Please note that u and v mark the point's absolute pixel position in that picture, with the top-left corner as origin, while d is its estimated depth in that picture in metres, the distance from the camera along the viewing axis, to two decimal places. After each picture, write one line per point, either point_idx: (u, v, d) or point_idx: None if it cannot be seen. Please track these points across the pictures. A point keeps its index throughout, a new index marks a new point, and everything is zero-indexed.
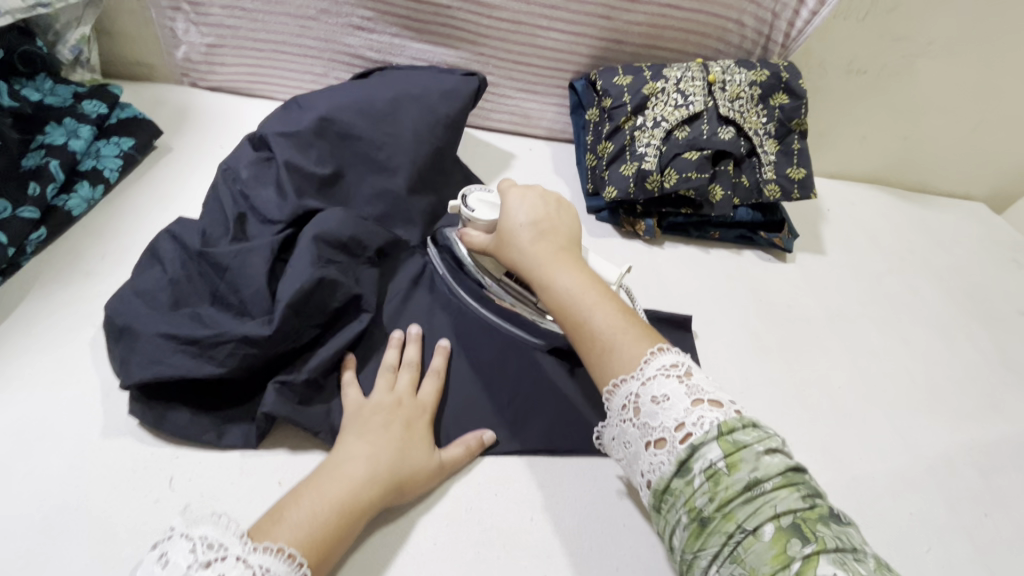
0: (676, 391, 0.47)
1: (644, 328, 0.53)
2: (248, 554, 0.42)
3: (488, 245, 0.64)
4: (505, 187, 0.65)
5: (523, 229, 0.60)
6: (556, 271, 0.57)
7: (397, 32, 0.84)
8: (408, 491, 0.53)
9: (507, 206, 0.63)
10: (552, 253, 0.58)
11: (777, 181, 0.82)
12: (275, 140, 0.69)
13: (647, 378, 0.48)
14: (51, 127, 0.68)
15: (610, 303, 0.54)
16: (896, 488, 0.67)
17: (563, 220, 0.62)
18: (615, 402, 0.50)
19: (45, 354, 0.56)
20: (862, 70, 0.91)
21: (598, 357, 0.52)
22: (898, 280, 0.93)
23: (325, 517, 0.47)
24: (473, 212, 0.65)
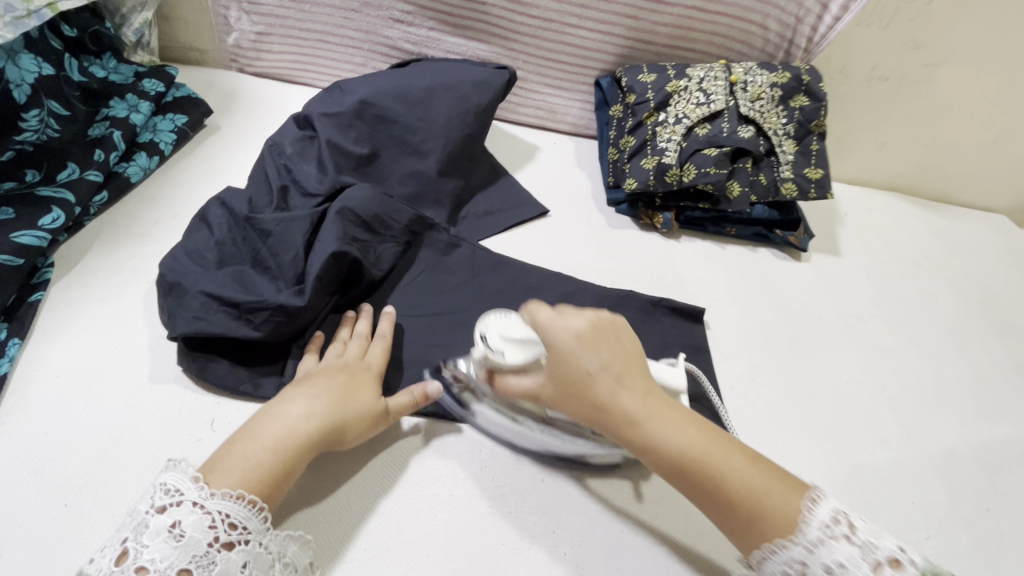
0: (850, 557, 0.44)
1: (775, 471, 0.50)
2: (205, 500, 0.45)
3: (541, 389, 0.56)
4: (543, 319, 0.54)
5: (600, 376, 0.52)
6: (656, 424, 0.51)
7: (433, 25, 0.89)
8: (350, 435, 0.54)
9: (562, 347, 0.53)
10: (644, 404, 0.52)
11: (795, 180, 0.85)
12: (319, 120, 0.74)
13: (813, 545, 0.45)
14: (116, 101, 0.75)
15: (730, 450, 0.51)
16: (899, 479, 0.69)
17: (626, 347, 0.55)
18: (770, 568, 0.47)
19: (103, 304, 0.61)
20: (884, 77, 0.93)
21: (746, 520, 0.48)
22: (913, 284, 0.94)
23: (266, 458, 0.49)
24: (504, 357, 0.56)
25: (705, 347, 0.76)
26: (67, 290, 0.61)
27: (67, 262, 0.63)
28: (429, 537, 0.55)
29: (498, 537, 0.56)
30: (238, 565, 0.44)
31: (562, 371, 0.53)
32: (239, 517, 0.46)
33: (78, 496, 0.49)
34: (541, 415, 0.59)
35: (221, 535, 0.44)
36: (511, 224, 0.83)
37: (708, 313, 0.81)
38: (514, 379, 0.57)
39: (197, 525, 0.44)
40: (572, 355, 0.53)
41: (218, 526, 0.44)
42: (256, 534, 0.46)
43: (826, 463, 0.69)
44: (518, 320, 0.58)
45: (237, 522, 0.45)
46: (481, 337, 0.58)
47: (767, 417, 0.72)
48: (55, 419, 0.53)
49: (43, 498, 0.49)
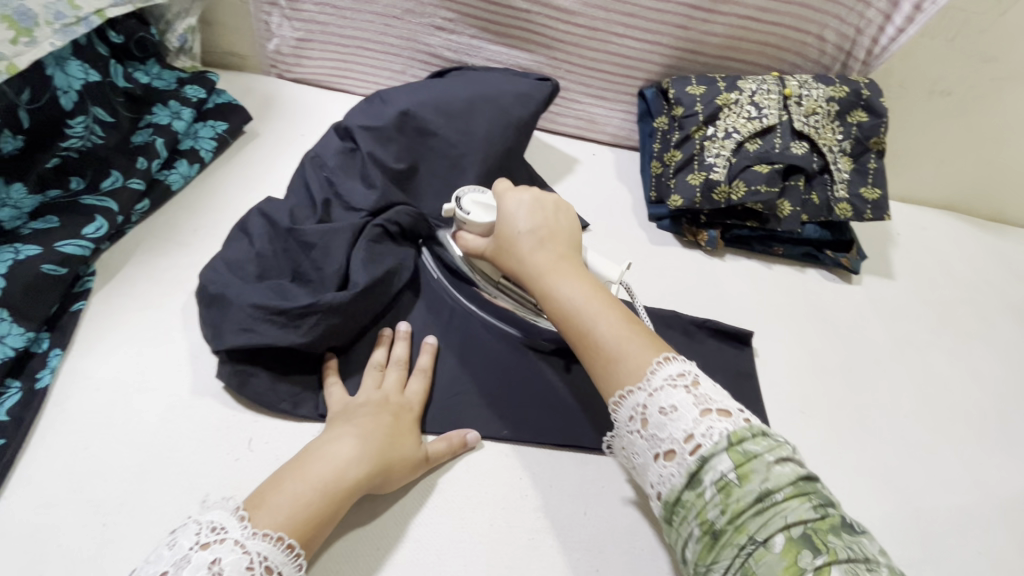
0: (684, 401, 0.47)
1: (651, 340, 0.51)
2: (246, 539, 0.43)
3: (487, 248, 0.62)
4: (501, 188, 0.62)
5: (520, 234, 0.58)
6: (557, 277, 0.55)
7: (475, 33, 0.87)
8: (392, 480, 0.53)
9: (504, 209, 0.60)
10: (553, 260, 0.56)
11: (850, 200, 0.81)
12: (359, 133, 0.72)
13: (654, 390, 0.48)
14: (158, 108, 0.74)
15: (612, 310, 0.53)
16: (961, 523, 0.65)
17: (563, 223, 0.60)
18: (621, 413, 0.50)
19: (144, 315, 0.60)
20: (947, 91, 0.88)
21: (603, 366, 0.51)
22: (970, 310, 0.89)
23: (310, 497, 0.47)
24: (469, 217, 0.62)
25: (751, 373, 0.73)
26: (108, 300, 0.60)
27: (108, 271, 0.63)
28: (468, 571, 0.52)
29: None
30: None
31: (499, 228, 0.60)
32: (275, 561, 0.44)
33: (116, 515, 0.48)
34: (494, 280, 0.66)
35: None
36: None
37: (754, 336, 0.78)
38: (472, 240, 0.64)
39: (235, 565, 0.42)
40: (507, 216, 0.60)
41: (254, 569, 0.42)
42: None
43: (881, 503, 0.65)
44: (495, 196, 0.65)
45: (274, 566, 0.43)
46: (456, 198, 0.64)
47: (817, 450, 0.68)
48: (96, 434, 0.52)
49: (82, 516, 0.48)
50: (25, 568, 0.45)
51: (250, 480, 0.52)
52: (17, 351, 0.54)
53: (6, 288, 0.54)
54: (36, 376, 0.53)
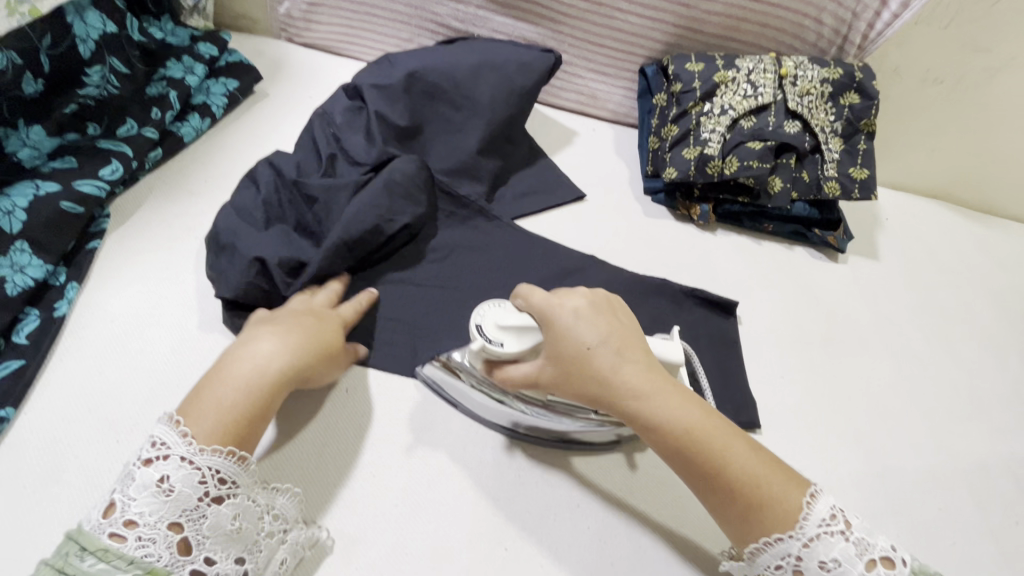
0: (846, 554, 0.47)
1: (774, 462, 0.52)
2: (194, 455, 0.46)
3: (544, 372, 0.57)
4: (541, 304, 0.57)
5: (604, 357, 0.54)
6: (659, 404, 0.53)
7: (482, 4, 0.89)
8: (315, 373, 0.56)
9: (566, 326, 0.56)
10: (648, 382, 0.54)
11: (839, 179, 0.83)
12: (368, 92, 0.75)
13: (810, 540, 0.48)
14: (172, 63, 0.76)
15: (730, 434, 0.53)
16: (927, 485, 0.69)
17: (627, 328, 0.57)
18: (764, 560, 0.50)
19: (155, 255, 0.63)
20: (939, 79, 0.91)
21: (746, 509, 0.50)
22: (952, 294, 0.92)
23: (237, 399, 0.50)
24: (504, 345, 0.57)
25: (736, 340, 0.76)
26: (121, 240, 0.63)
27: (122, 214, 0.65)
28: (461, 499, 0.59)
29: (523, 508, 0.59)
30: (228, 518, 0.47)
31: (567, 351, 0.55)
32: (228, 472, 0.47)
33: (129, 433, 0.52)
34: (541, 402, 0.61)
35: (211, 491, 0.46)
36: (547, 207, 0.83)
37: (740, 307, 0.81)
38: (514, 368, 0.58)
39: (186, 480, 0.45)
40: (576, 335, 0.55)
41: (207, 481, 0.46)
42: (244, 488, 0.48)
43: (852, 463, 0.69)
44: (510, 308, 0.59)
45: (226, 476, 0.47)
46: (476, 329, 0.58)
47: (794, 414, 0.72)
48: (109, 360, 0.55)
49: (99, 433, 0.51)
50: (43, 476, 0.48)
51: None
52: (37, 282, 0.57)
53: (27, 222, 0.58)
54: (54, 306, 0.56)
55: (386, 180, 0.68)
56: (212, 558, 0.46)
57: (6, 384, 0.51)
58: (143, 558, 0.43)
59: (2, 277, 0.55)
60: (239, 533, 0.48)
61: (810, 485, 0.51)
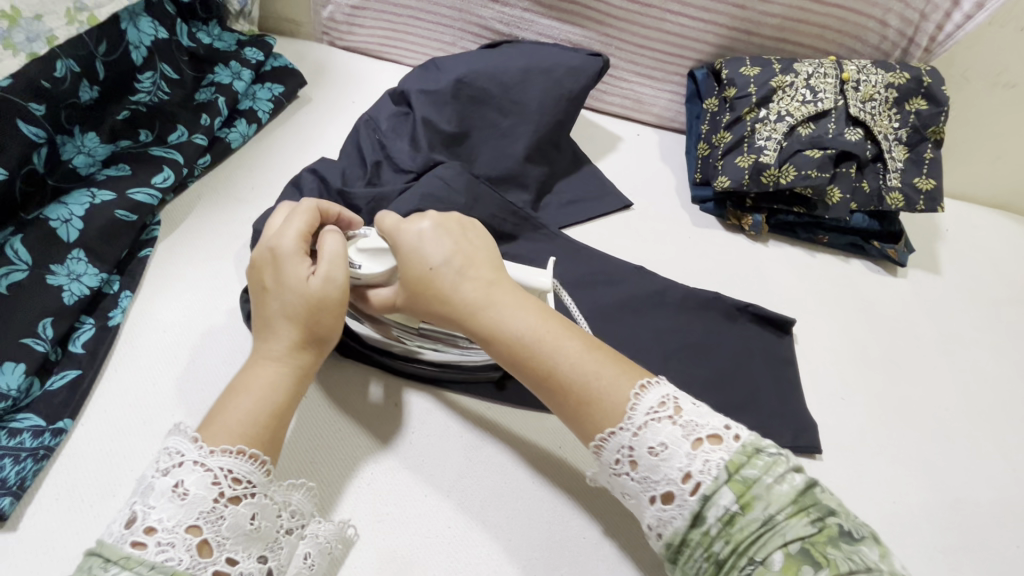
0: (673, 437, 0.44)
1: (613, 360, 0.50)
2: (205, 458, 0.43)
3: (394, 296, 0.56)
4: (390, 226, 0.55)
5: (438, 271, 0.52)
6: (499, 312, 0.51)
7: (528, 6, 0.87)
8: (319, 327, 0.51)
9: (409, 247, 0.54)
10: (485, 292, 0.52)
11: (902, 190, 0.79)
12: (415, 97, 0.73)
13: (638, 428, 0.45)
14: (220, 68, 0.77)
15: (569, 336, 0.51)
16: (1002, 518, 0.65)
17: (474, 244, 0.55)
18: (606, 456, 0.47)
19: (209, 262, 0.62)
20: (1011, 83, 0.85)
21: (577, 408, 0.49)
22: (1020, 311, 0.87)
23: (273, 402, 0.49)
24: (362, 270, 0.55)
25: (790, 358, 0.73)
26: (172, 249, 0.63)
27: (172, 221, 0.65)
28: (512, 517, 0.56)
29: (577, 533, 0.56)
30: (247, 518, 0.43)
31: (409, 270, 0.53)
32: (242, 472, 0.44)
33: None
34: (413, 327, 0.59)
35: (225, 491, 0.43)
36: (593, 216, 0.81)
37: (796, 324, 0.77)
38: (376, 292, 0.57)
39: (199, 483, 0.43)
40: (416, 256, 0.53)
41: (221, 482, 0.43)
42: (261, 487, 0.45)
43: (920, 492, 0.65)
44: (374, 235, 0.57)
45: (241, 476, 0.44)
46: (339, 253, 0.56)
47: (855, 437, 0.68)
48: (162, 371, 0.54)
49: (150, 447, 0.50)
50: (104, 490, 0.48)
51: None
52: (92, 290, 0.57)
53: (83, 230, 0.58)
54: (109, 314, 0.56)
55: (421, 194, 0.65)
56: (234, 558, 0.42)
57: (64, 395, 0.51)
58: (163, 564, 0.40)
59: (60, 286, 0.55)
60: (260, 532, 0.44)
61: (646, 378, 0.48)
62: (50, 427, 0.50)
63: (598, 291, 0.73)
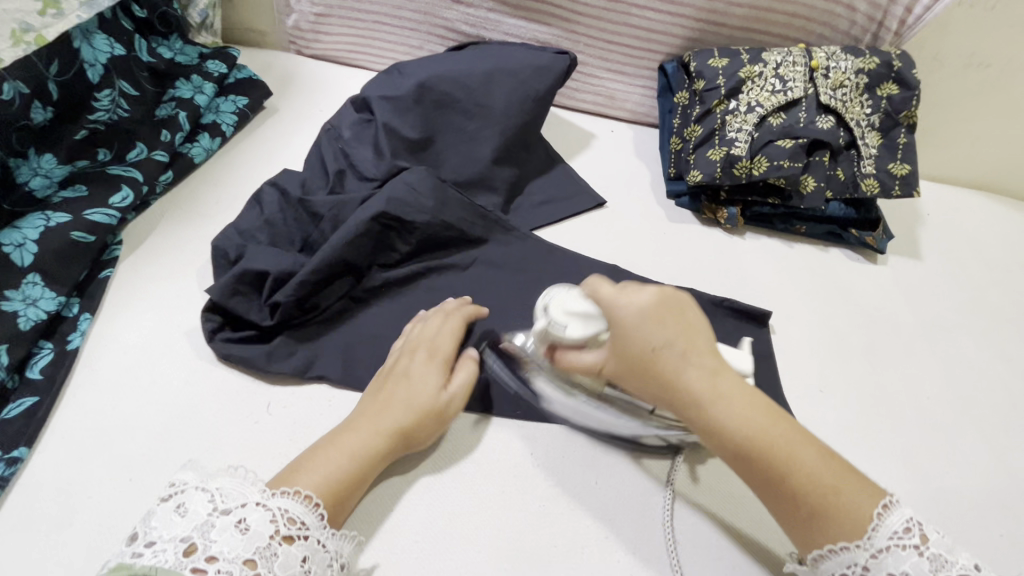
0: (919, 569, 0.43)
1: (848, 467, 0.48)
2: (267, 499, 0.44)
3: (603, 364, 0.53)
4: (607, 297, 0.51)
5: (673, 361, 0.49)
6: (725, 410, 0.48)
7: (493, 6, 0.86)
8: (419, 434, 0.53)
9: (626, 326, 0.50)
10: (712, 389, 0.48)
11: (876, 176, 0.78)
12: (377, 104, 0.72)
13: (878, 554, 0.44)
14: (181, 83, 0.76)
15: (804, 441, 0.48)
16: (984, 506, 0.64)
17: (694, 324, 0.51)
18: (826, 566, 0.47)
19: (169, 280, 0.61)
20: (985, 63, 0.84)
21: (807, 518, 0.47)
22: (1003, 294, 0.86)
23: (341, 463, 0.50)
24: (565, 331, 0.53)
25: (768, 352, 0.72)
26: (133, 269, 0.62)
27: (134, 240, 0.64)
28: (477, 530, 0.54)
29: (548, 542, 0.54)
30: (299, 560, 0.42)
31: (629, 349, 0.50)
32: (296, 513, 0.45)
33: (142, 472, 0.50)
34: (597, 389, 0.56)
35: (281, 531, 0.43)
36: (566, 216, 0.80)
37: (774, 317, 0.77)
38: (573, 355, 0.55)
39: (260, 519, 0.42)
40: (636, 334, 0.49)
41: (278, 521, 0.43)
42: (314, 531, 0.45)
43: (901, 483, 0.65)
44: (584, 297, 0.54)
45: (296, 516, 0.44)
46: (543, 308, 0.55)
47: (834, 430, 0.68)
48: (123, 394, 0.53)
49: (110, 473, 0.49)
50: (64, 519, 0.47)
51: (272, 442, 0.53)
52: (49, 314, 0.56)
53: (38, 254, 0.57)
54: (67, 338, 0.56)
55: (386, 199, 0.64)
56: None
57: (19, 424, 0.50)
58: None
59: (14, 312, 0.54)
60: None
61: (884, 494, 0.47)
62: (4, 456, 0.48)
63: None
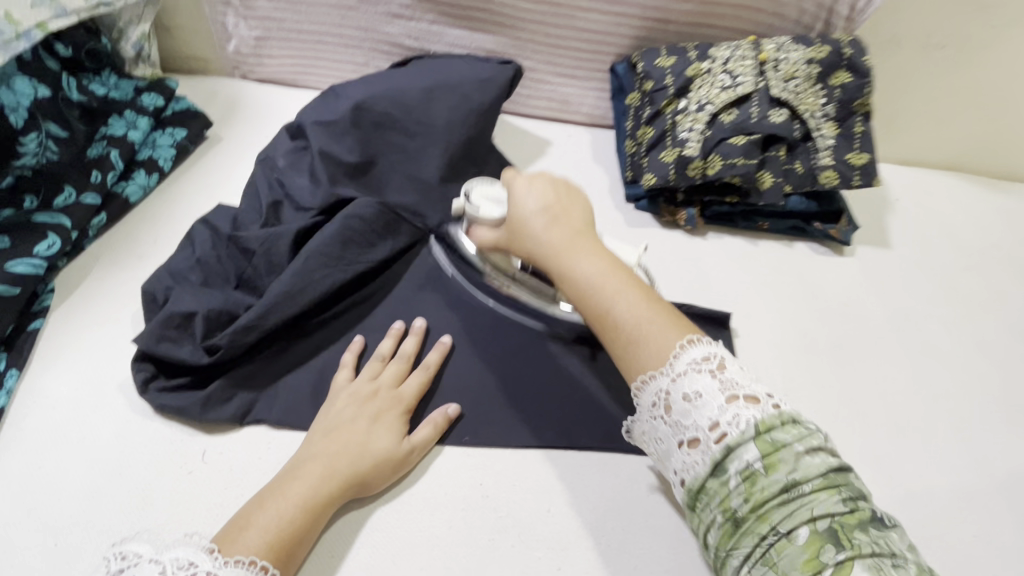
0: (709, 388, 0.45)
1: (675, 316, 0.51)
2: (219, 569, 0.42)
3: (499, 238, 0.61)
4: (508, 177, 0.60)
5: (534, 218, 0.57)
6: (575, 257, 0.54)
7: (435, 19, 0.83)
8: (371, 484, 0.52)
9: (515, 197, 0.59)
10: (570, 241, 0.55)
11: (835, 167, 0.76)
12: (313, 130, 0.71)
13: (678, 375, 0.47)
14: (114, 119, 0.73)
15: (638, 290, 0.52)
16: (955, 506, 0.61)
17: (573, 203, 0.59)
18: (644, 399, 0.49)
19: (99, 329, 0.60)
20: (942, 43, 0.82)
21: (625, 350, 0.50)
22: (975, 280, 0.84)
23: (292, 514, 0.47)
24: (478, 210, 0.61)
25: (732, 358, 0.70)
26: (64, 318, 0.60)
27: (67, 287, 0.63)
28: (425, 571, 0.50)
29: None
30: None
31: (511, 216, 0.59)
32: None
33: (69, 536, 0.48)
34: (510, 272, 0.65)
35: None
36: None
37: (735, 319, 0.74)
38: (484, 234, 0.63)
39: None
40: (517, 202, 0.58)
41: None
42: None
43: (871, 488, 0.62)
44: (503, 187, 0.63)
45: None
46: (465, 193, 0.63)
47: None
48: (51, 454, 0.52)
49: (37, 538, 0.48)
50: None
51: (206, 493, 0.51)
52: None
53: None
54: None
55: (335, 228, 0.63)
56: None
57: None
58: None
59: None
60: None
61: (698, 335, 0.49)
62: None
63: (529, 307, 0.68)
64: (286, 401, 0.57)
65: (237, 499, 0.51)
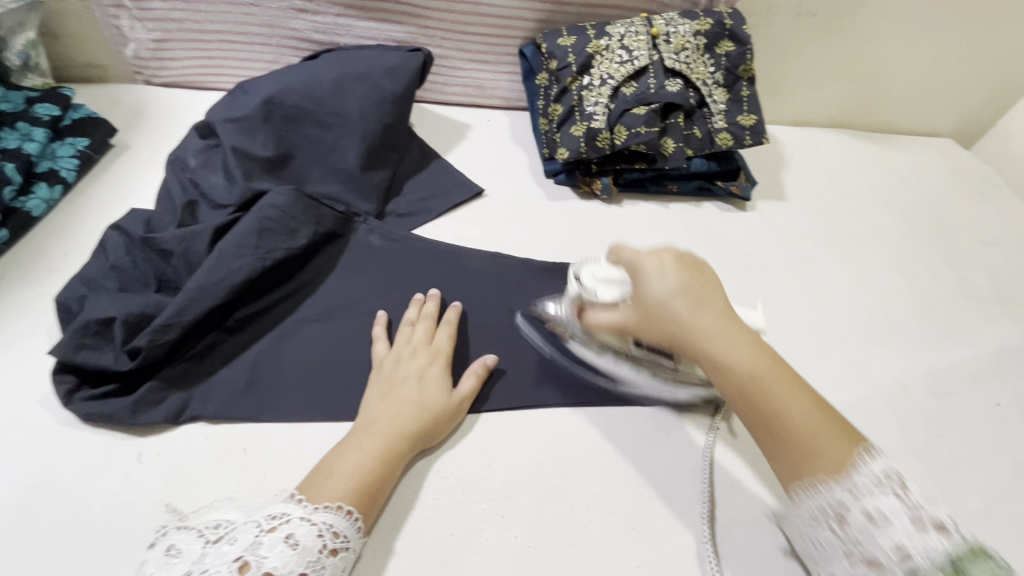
0: (895, 509, 0.43)
1: (842, 425, 0.48)
2: (310, 513, 0.46)
3: (623, 320, 0.57)
4: (631, 255, 0.57)
5: (675, 299, 0.52)
6: (728, 346, 0.51)
7: (341, 11, 0.84)
8: (435, 433, 0.57)
9: (646, 275, 0.55)
10: (721, 326, 0.52)
11: (728, 129, 0.83)
12: (223, 127, 0.71)
13: (859, 492, 0.44)
14: (6, 132, 0.70)
15: (799, 387, 0.49)
16: (851, 417, 0.69)
17: (709, 278, 0.56)
18: (807, 506, 0.47)
19: (13, 347, 0.58)
20: (813, 12, 0.91)
21: (796, 463, 0.47)
22: (860, 222, 0.93)
23: (370, 466, 0.51)
24: (596, 295, 0.59)
25: None
26: None
27: None
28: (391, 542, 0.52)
29: (445, 532, 0.53)
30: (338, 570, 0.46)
31: (644, 298, 0.54)
32: (340, 527, 0.47)
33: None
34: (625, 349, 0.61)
35: (328, 544, 0.45)
36: (448, 207, 0.80)
37: None
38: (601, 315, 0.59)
39: (308, 534, 0.45)
40: (649, 281, 0.54)
41: (325, 536, 0.46)
42: (353, 543, 0.47)
43: None
44: (611, 264, 0.61)
45: (339, 530, 0.46)
46: (574, 276, 0.62)
47: None
48: None
49: None
50: None
51: (145, 492, 0.51)
52: None
53: None
54: None
55: (251, 222, 0.63)
56: None
57: None
58: None
59: None
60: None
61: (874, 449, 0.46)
62: None
63: (463, 281, 0.72)
64: (217, 397, 0.57)
65: (179, 493, 0.52)
